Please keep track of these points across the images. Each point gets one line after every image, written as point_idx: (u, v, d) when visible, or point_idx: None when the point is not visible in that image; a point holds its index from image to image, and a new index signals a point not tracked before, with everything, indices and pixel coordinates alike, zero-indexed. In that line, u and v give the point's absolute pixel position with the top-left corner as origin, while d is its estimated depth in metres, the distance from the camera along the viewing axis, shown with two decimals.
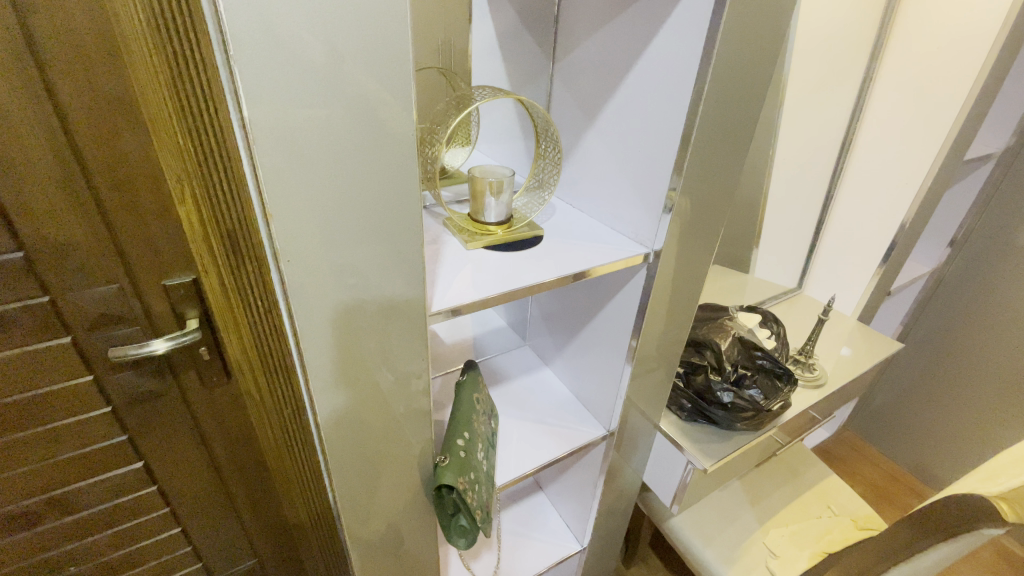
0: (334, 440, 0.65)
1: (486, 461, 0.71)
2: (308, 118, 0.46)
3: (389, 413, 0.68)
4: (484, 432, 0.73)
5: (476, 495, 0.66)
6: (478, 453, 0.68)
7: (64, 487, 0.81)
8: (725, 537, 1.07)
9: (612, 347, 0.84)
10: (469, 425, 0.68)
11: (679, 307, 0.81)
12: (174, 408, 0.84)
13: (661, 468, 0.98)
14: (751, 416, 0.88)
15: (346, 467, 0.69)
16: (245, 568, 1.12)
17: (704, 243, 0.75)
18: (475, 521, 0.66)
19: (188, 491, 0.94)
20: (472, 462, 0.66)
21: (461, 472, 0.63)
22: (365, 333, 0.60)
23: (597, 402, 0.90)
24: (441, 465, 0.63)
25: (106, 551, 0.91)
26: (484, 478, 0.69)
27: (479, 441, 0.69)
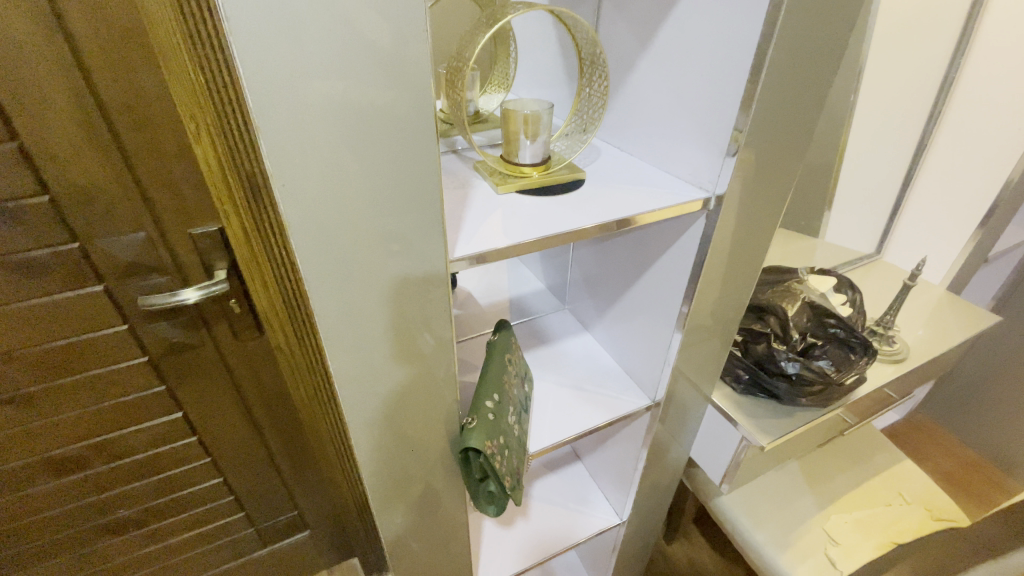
0: (357, 410, 0.60)
1: (518, 426, 0.66)
2: (305, 31, 0.37)
3: (421, 378, 0.62)
4: (515, 395, 0.67)
5: (505, 464, 0.61)
6: (508, 417, 0.63)
7: (109, 433, 0.83)
8: (779, 519, 0.98)
9: (662, 313, 0.75)
10: (499, 386, 0.62)
11: (741, 268, 0.71)
12: (209, 360, 0.84)
13: (711, 444, 0.90)
14: (819, 391, 0.78)
15: (371, 439, 0.64)
16: (287, 520, 1.15)
17: (774, 199, 0.65)
18: (504, 489, 0.61)
19: (228, 443, 0.95)
20: (502, 427, 0.61)
21: (489, 437, 0.58)
22: (389, 295, 0.52)
23: (643, 370, 0.82)
24: (467, 427, 0.59)
25: (154, 495, 0.94)
26: (515, 445, 0.64)
27: (510, 404, 0.64)
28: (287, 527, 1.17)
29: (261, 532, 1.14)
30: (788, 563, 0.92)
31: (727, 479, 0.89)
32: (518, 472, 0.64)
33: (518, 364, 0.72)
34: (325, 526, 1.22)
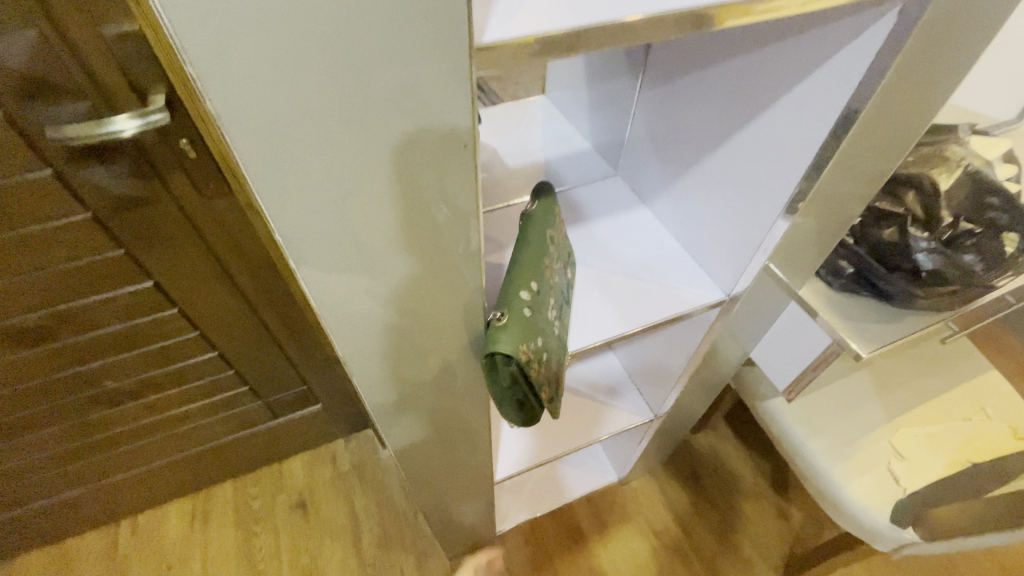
0: (335, 299, 0.44)
1: (558, 322, 0.50)
2: None
3: (433, 268, 0.44)
4: (557, 283, 0.51)
5: (543, 372, 0.46)
6: (548, 312, 0.47)
7: (70, 301, 0.71)
8: (839, 428, 0.87)
9: (774, 187, 0.56)
10: (538, 271, 0.45)
11: (903, 117, 0.50)
12: (172, 220, 0.67)
13: (780, 347, 0.74)
14: (950, 294, 0.61)
15: (358, 334, 0.49)
16: (296, 394, 1.09)
17: (932, 93, 0.49)
18: (540, 401, 0.48)
19: (215, 317, 0.84)
20: (542, 326, 0.45)
21: (525, 341, 0.43)
22: (374, 131, 0.33)
23: (719, 256, 0.65)
24: (495, 325, 0.43)
25: (143, 368, 0.86)
26: (556, 346, 0.49)
27: (550, 295, 0.48)
28: (298, 401, 1.11)
29: (270, 405, 1.09)
30: (842, 475, 0.83)
31: (793, 387, 0.75)
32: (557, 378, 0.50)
33: (562, 244, 0.55)
34: (336, 399, 1.16)
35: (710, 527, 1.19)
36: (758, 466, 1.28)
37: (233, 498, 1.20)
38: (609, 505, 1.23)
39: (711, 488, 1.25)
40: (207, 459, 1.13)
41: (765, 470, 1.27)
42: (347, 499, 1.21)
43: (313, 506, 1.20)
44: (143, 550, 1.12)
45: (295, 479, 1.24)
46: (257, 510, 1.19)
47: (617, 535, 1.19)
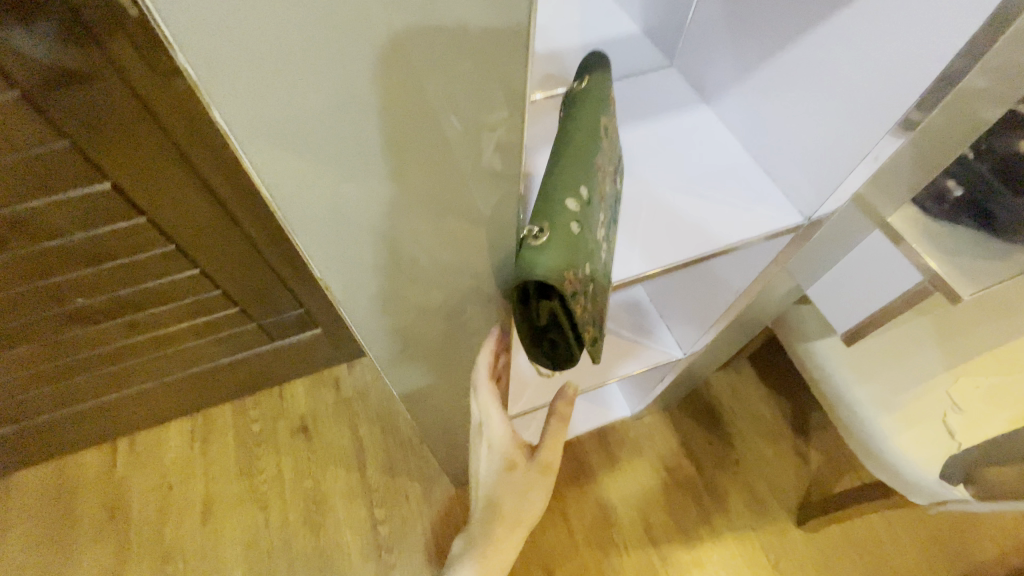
0: (315, 227, 0.34)
1: (607, 246, 0.40)
2: None
3: (437, 195, 0.35)
4: (605, 188, 0.40)
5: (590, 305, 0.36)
6: (598, 226, 0.37)
7: (19, 203, 0.62)
8: (892, 375, 0.77)
9: (889, 99, 0.45)
10: (590, 171, 0.35)
11: None
12: (125, 104, 0.57)
13: (854, 282, 0.63)
14: None
15: (343, 268, 0.39)
16: (292, 318, 1.01)
17: None
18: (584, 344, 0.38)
19: (191, 230, 0.74)
20: (595, 241, 0.35)
21: (578, 263, 0.32)
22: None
23: (802, 171, 0.54)
24: (532, 245, 0.32)
25: (116, 286, 0.78)
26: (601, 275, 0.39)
27: (599, 210, 0.37)
28: (295, 325, 1.04)
29: (265, 328, 1.01)
30: (890, 425, 0.75)
31: (859, 329, 0.65)
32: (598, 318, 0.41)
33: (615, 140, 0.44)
34: (336, 324, 1.08)
35: (724, 466, 1.15)
36: (780, 407, 1.21)
37: (232, 420, 1.17)
38: (620, 441, 1.18)
39: (728, 427, 1.19)
40: (202, 381, 1.08)
41: (787, 412, 1.21)
42: (351, 425, 1.18)
43: (315, 430, 1.17)
44: (144, 467, 1.11)
45: (297, 403, 1.19)
46: (258, 433, 1.16)
47: (627, 470, 1.15)
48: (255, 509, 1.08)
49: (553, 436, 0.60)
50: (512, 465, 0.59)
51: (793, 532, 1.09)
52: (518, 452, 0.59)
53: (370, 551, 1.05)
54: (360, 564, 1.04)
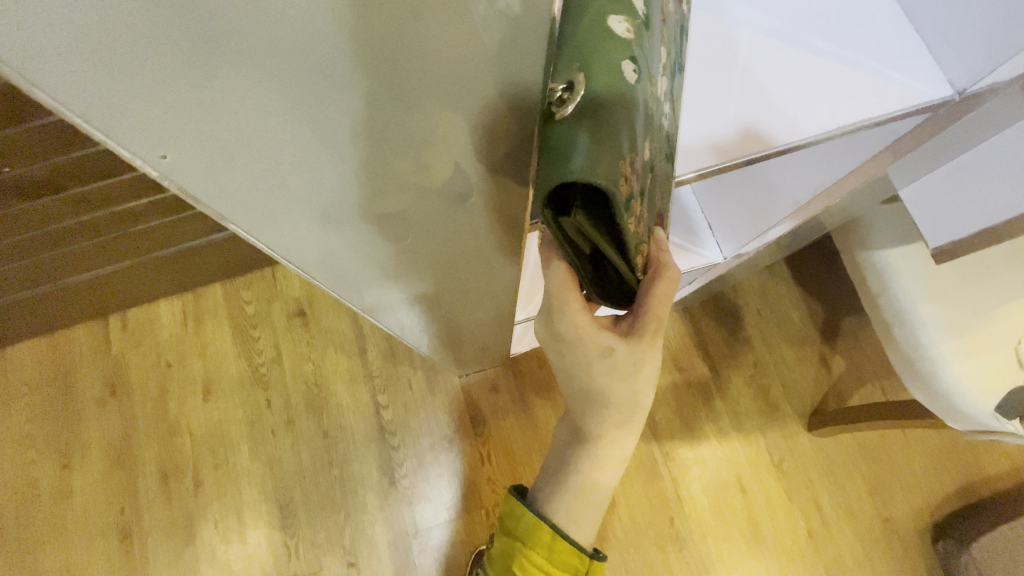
0: (171, 75, 0.19)
1: (664, 123, 0.34)
2: None
3: (415, 97, 0.27)
4: (663, 31, 0.34)
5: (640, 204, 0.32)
6: (654, 88, 0.31)
7: None
8: (968, 296, 0.66)
9: None
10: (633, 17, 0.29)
11: None
12: None
13: (966, 187, 0.49)
14: None
15: (195, 143, 0.23)
16: None
17: None
18: (632, 257, 0.34)
19: None
20: (646, 108, 0.30)
21: (622, 145, 0.27)
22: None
23: (963, 29, 0.42)
24: (568, 145, 0.26)
25: (51, 152, 0.67)
26: (657, 160, 0.34)
27: (652, 79, 0.31)
28: None
29: None
30: (950, 352, 0.66)
31: (951, 247, 0.52)
32: (650, 220, 0.37)
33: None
34: None
35: (740, 369, 1.10)
36: (810, 312, 1.12)
37: (225, 299, 1.11)
38: None
39: (751, 330, 1.12)
40: (183, 261, 1.01)
41: (817, 317, 1.12)
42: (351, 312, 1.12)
43: (313, 315, 1.12)
44: (139, 344, 1.08)
45: (291, 286, 1.12)
46: (253, 315, 1.11)
47: None
48: (256, 391, 1.07)
49: (657, 306, 0.41)
50: (607, 353, 0.45)
51: (801, 435, 1.07)
52: (616, 336, 0.45)
53: (373, 434, 1.06)
54: (363, 445, 1.05)
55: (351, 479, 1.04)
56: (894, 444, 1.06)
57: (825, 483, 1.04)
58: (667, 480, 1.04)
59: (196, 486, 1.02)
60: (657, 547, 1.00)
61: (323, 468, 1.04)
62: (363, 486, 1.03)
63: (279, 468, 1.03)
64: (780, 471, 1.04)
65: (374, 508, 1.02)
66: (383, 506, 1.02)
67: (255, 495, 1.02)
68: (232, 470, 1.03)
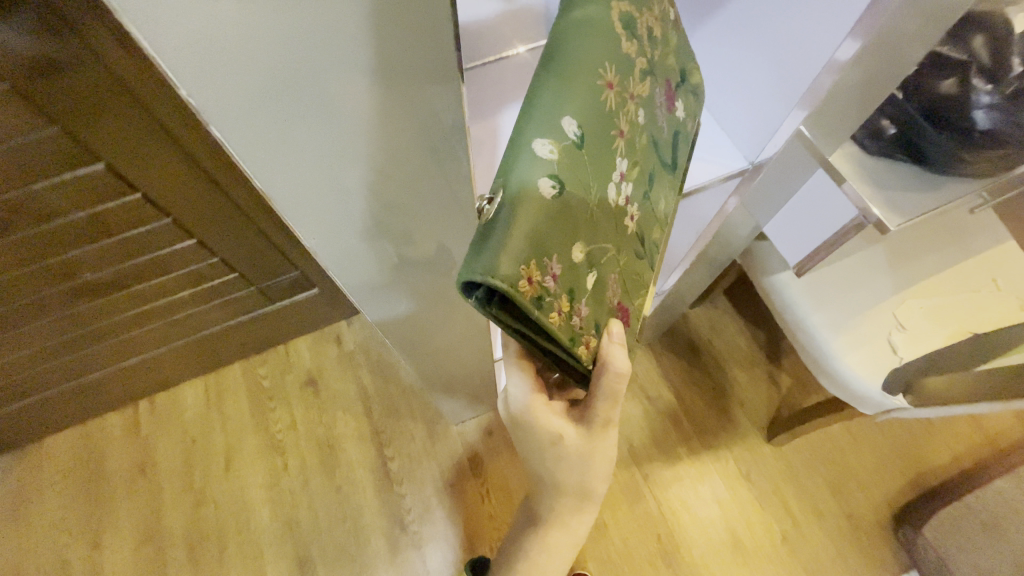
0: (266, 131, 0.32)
1: (613, 214, 0.38)
2: None
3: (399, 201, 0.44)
4: (608, 142, 0.36)
5: (564, 302, 0.34)
6: (585, 199, 0.34)
7: (20, 186, 0.64)
8: (846, 302, 0.84)
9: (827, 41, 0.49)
10: (562, 136, 0.31)
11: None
12: (103, 82, 0.56)
13: (801, 218, 0.68)
14: (1000, 154, 0.54)
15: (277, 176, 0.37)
16: (291, 279, 1.07)
17: None
18: (565, 347, 0.36)
19: (187, 202, 0.77)
20: (571, 214, 0.33)
21: (522, 254, 0.30)
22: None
23: (747, 123, 0.63)
24: (485, 249, 0.29)
25: (120, 261, 0.83)
26: (590, 261, 0.36)
27: (582, 185, 0.33)
28: (292, 286, 1.10)
29: (265, 290, 1.07)
30: (841, 346, 0.83)
31: (801, 265, 0.73)
32: (591, 312, 0.38)
33: (628, 63, 0.37)
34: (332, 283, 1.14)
35: (702, 394, 1.25)
36: (755, 337, 1.30)
37: (244, 376, 1.25)
38: None
39: (706, 358, 1.28)
40: (208, 344, 1.15)
41: (762, 341, 1.29)
42: (355, 377, 1.26)
43: (322, 382, 1.25)
44: (166, 424, 1.20)
45: (302, 359, 1.28)
46: (269, 388, 1.24)
47: None
48: (274, 456, 1.18)
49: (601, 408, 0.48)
50: (560, 439, 0.53)
51: (763, 446, 1.20)
52: (570, 425, 0.53)
53: (382, 485, 1.17)
54: (374, 497, 1.15)
55: (364, 530, 1.13)
56: (846, 446, 1.19)
57: (791, 488, 1.16)
58: (650, 501, 1.15)
59: (221, 551, 1.10)
60: (649, 565, 1.09)
61: (338, 523, 1.13)
62: (376, 536, 1.12)
63: (296, 527, 1.13)
64: (750, 481, 1.17)
65: (386, 555, 1.11)
66: (395, 554, 1.11)
67: (276, 555, 1.10)
68: (254, 533, 1.12)
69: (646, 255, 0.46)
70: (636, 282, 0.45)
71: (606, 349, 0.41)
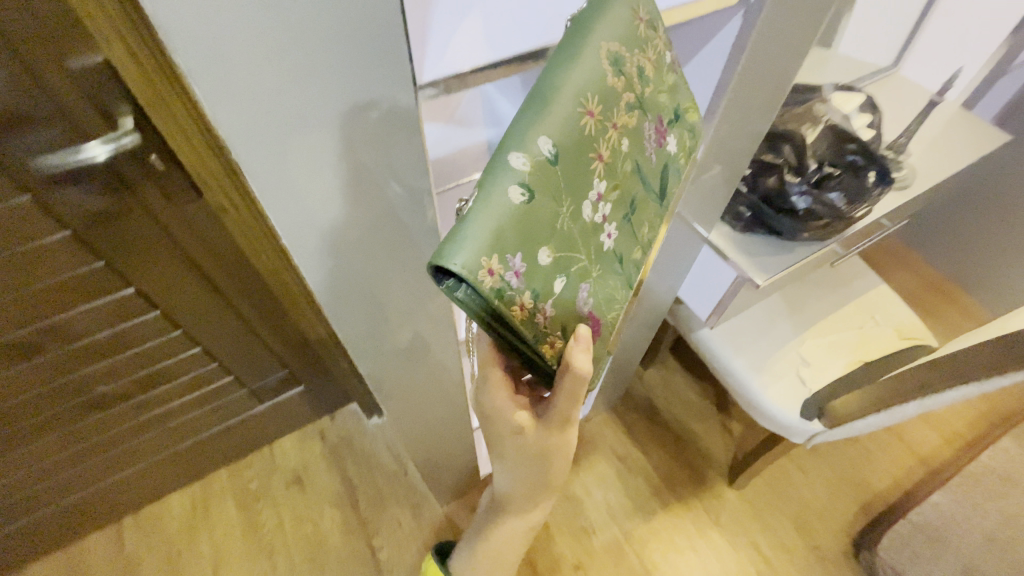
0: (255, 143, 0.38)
1: (586, 229, 0.42)
2: None
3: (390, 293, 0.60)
4: (585, 163, 0.40)
5: (528, 300, 0.37)
6: (555, 208, 0.38)
7: (60, 313, 0.76)
8: (758, 347, 1.02)
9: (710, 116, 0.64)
10: (536, 152, 0.36)
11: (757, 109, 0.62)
12: (148, 228, 0.72)
13: (702, 282, 0.87)
14: (824, 225, 0.73)
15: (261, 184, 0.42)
16: (278, 378, 1.16)
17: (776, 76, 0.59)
18: (532, 340, 0.40)
19: (197, 316, 0.90)
20: (539, 218, 0.36)
21: (484, 247, 0.33)
22: (303, 122, 0.39)
23: None
24: (452, 239, 0.33)
25: (130, 372, 0.92)
26: (557, 266, 0.39)
27: (554, 194, 0.37)
28: (280, 385, 1.19)
29: (255, 391, 1.16)
30: (761, 385, 0.99)
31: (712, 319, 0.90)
32: (557, 316, 0.41)
33: (614, 95, 0.41)
34: (316, 380, 1.24)
35: (665, 447, 1.36)
36: (704, 390, 1.45)
37: (230, 481, 1.29)
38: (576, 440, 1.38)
39: (664, 414, 1.41)
40: (196, 451, 1.20)
41: (710, 393, 1.44)
42: (340, 469, 1.32)
43: (307, 479, 1.30)
44: (151, 540, 1.21)
45: (288, 457, 1.33)
46: (256, 489, 1.28)
47: (588, 464, 1.34)
48: (262, 559, 1.19)
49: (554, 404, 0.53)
50: (519, 429, 0.57)
51: (727, 492, 1.30)
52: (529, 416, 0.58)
53: None
54: None
55: None
56: (798, 481, 1.31)
57: (757, 528, 1.25)
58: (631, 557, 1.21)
59: None
60: None
61: None
62: None
63: None
64: (720, 526, 1.25)
65: None
66: None
67: None
68: None
69: (622, 272, 0.49)
70: (610, 297, 0.48)
71: (569, 354, 0.43)
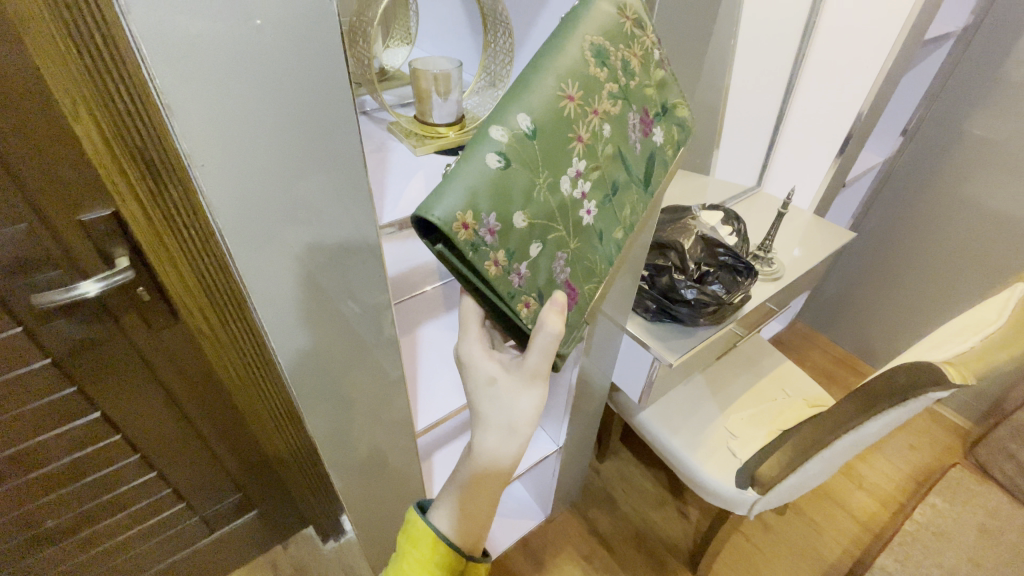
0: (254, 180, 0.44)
1: (562, 199, 0.52)
2: (209, 83, 0.37)
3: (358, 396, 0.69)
4: (562, 142, 0.50)
5: (501, 255, 0.48)
6: (530, 176, 0.48)
7: (23, 442, 0.79)
8: (690, 426, 1.13)
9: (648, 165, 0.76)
10: (511, 130, 0.47)
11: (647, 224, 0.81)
12: (126, 355, 0.79)
13: (630, 368, 1.01)
14: (714, 310, 0.90)
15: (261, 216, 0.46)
16: (232, 503, 1.14)
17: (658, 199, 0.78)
18: (506, 297, 0.49)
19: (158, 438, 0.92)
20: (512, 184, 0.47)
21: (458, 202, 0.44)
22: (297, 260, 0.51)
23: None
24: (438, 191, 0.44)
25: (79, 503, 0.91)
26: (531, 229, 0.49)
27: (530, 162, 0.48)
28: (233, 512, 1.16)
29: (207, 519, 1.12)
30: (697, 460, 1.08)
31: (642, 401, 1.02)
32: (530, 276, 0.51)
33: (591, 86, 0.52)
34: (272, 502, 1.21)
35: (627, 540, 1.38)
36: (657, 478, 1.51)
37: None
38: (540, 542, 1.38)
39: (623, 506, 1.45)
40: None
41: (663, 480, 1.51)
42: None
43: None
44: None
45: None
46: None
47: (554, 566, 1.33)
48: None
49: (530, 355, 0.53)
50: (492, 379, 0.55)
51: None
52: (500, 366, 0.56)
53: None
54: None
55: None
56: (756, 562, 1.35)
57: None
58: None
59: None
60: None
61: None
62: None
63: None
64: None
65: None
66: None
67: None
68: None
69: (602, 248, 0.57)
70: (588, 270, 0.57)
71: (544, 315, 0.50)
